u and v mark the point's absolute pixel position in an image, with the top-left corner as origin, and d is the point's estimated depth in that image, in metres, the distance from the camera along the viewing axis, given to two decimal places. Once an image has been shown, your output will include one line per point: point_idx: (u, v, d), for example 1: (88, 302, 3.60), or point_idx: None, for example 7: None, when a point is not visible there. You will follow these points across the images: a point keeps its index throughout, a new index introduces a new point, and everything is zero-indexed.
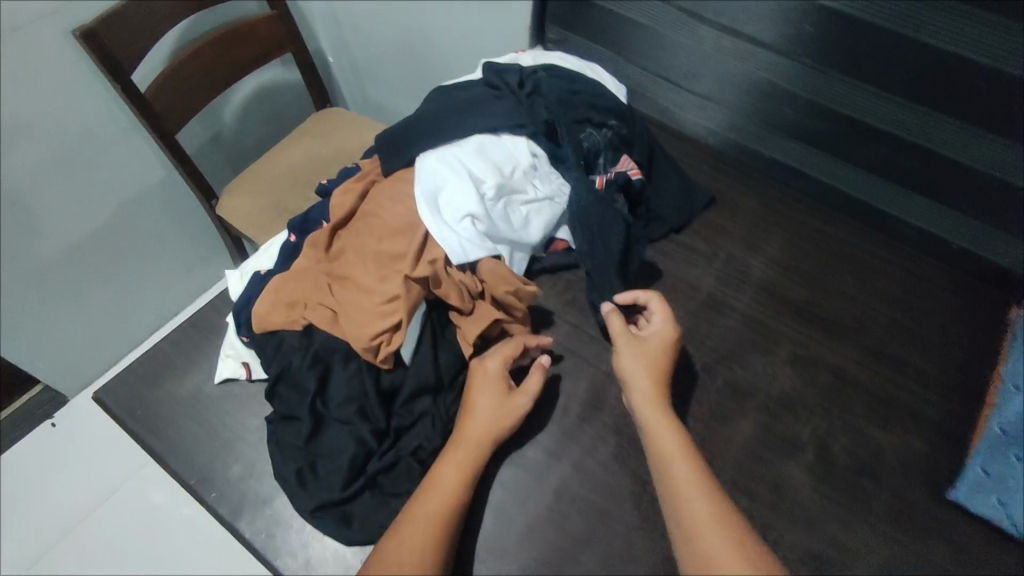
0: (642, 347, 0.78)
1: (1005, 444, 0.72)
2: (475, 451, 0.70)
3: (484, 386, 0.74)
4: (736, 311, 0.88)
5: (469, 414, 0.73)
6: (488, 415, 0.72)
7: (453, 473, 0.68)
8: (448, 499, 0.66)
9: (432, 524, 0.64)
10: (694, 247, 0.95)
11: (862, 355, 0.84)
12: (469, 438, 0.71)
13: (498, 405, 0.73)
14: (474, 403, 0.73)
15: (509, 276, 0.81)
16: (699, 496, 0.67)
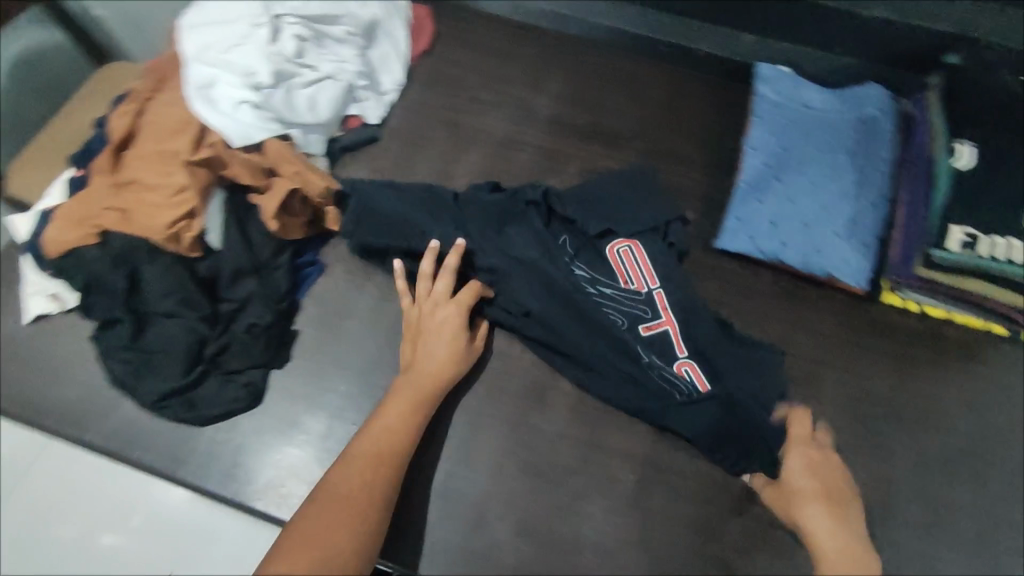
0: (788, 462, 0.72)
1: (746, 193, 0.93)
2: (416, 401, 0.72)
3: (454, 310, 0.77)
4: (529, 145, 1.01)
5: (423, 350, 0.75)
6: (438, 364, 0.75)
7: (402, 410, 0.71)
8: (388, 453, 0.68)
9: (374, 465, 0.66)
10: (484, 100, 1.05)
11: (639, 157, 1.01)
12: (407, 395, 0.72)
13: (451, 351, 0.76)
14: (431, 344, 0.76)
15: (292, 154, 0.83)
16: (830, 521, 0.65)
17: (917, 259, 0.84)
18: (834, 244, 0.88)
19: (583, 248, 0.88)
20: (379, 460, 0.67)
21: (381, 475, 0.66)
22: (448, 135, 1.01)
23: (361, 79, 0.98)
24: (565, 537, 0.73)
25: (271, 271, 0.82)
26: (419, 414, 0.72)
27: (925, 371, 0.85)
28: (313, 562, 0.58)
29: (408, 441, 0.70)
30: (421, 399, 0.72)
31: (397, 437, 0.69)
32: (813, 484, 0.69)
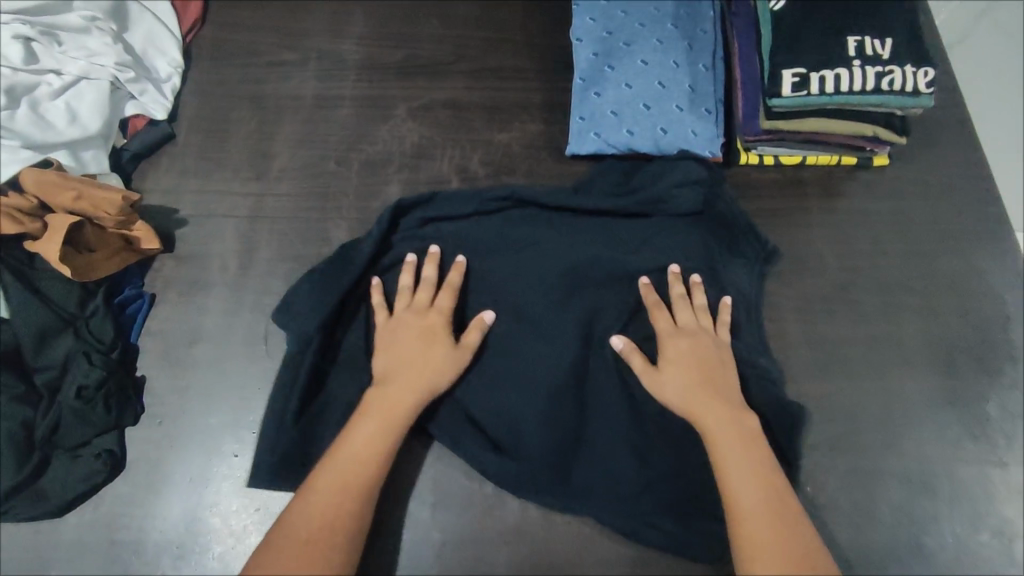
0: (669, 383, 0.68)
1: (584, 89, 0.89)
2: (389, 410, 0.65)
3: (438, 315, 0.71)
4: (347, 98, 0.91)
5: (393, 367, 0.68)
6: (418, 388, 0.66)
7: (370, 426, 0.64)
8: (359, 482, 0.62)
9: (341, 493, 0.61)
10: (283, 61, 0.93)
11: (467, 80, 0.94)
12: (376, 414, 0.65)
13: (429, 355, 0.69)
14: (397, 343, 0.69)
15: (65, 182, 0.69)
16: (779, 529, 0.60)
17: (761, 112, 0.83)
18: (680, 118, 0.85)
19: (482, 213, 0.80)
20: (342, 493, 0.61)
21: (346, 511, 0.60)
22: (253, 110, 0.89)
23: (127, 69, 0.82)
24: (488, 494, 0.70)
25: (87, 319, 0.70)
26: (392, 430, 0.64)
27: (791, 221, 0.86)
28: None
29: (382, 470, 0.63)
30: (393, 420, 0.65)
31: (361, 472, 0.62)
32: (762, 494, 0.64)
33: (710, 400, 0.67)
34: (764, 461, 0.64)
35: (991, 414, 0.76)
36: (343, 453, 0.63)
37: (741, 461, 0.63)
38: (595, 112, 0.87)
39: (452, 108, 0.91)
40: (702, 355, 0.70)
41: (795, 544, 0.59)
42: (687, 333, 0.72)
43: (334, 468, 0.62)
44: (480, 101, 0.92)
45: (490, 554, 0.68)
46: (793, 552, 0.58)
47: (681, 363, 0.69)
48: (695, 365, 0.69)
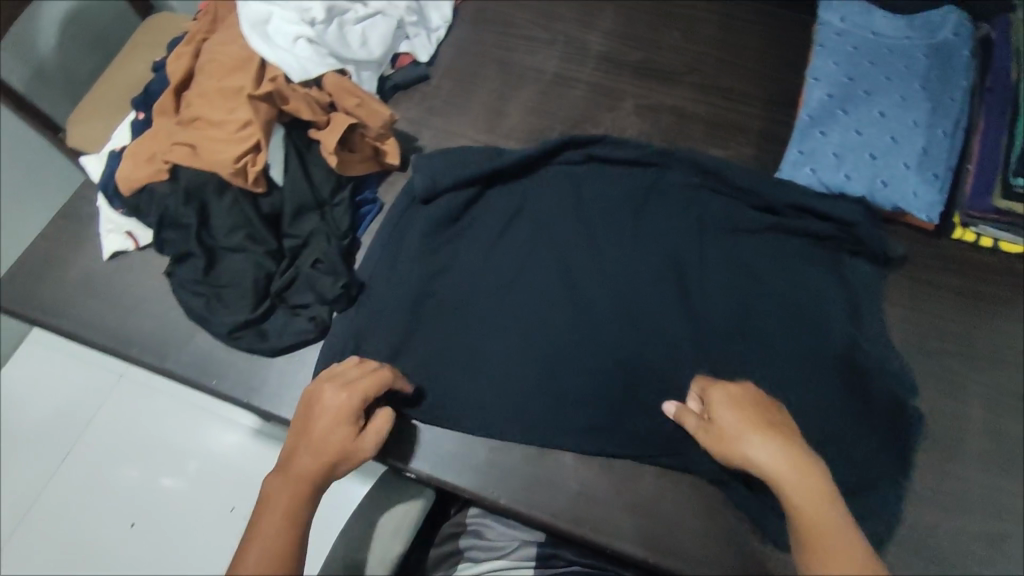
0: (722, 436, 0.63)
1: (810, 126, 0.90)
2: (296, 491, 0.61)
3: (342, 406, 0.65)
4: (581, 82, 0.99)
5: (300, 447, 0.63)
6: (314, 465, 0.62)
7: (278, 513, 0.59)
8: (274, 572, 0.56)
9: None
10: (533, 37, 1.02)
11: (695, 93, 0.98)
12: (280, 497, 0.60)
13: (323, 435, 0.64)
14: (299, 441, 0.64)
15: (353, 90, 0.82)
16: (812, 522, 0.56)
17: (995, 188, 0.82)
18: (905, 175, 0.85)
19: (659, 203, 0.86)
20: (276, 564, 0.56)
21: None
22: (498, 72, 0.99)
23: (412, 15, 0.96)
24: (629, 464, 0.73)
25: (333, 207, 0.83)
26: (293, 519, 0.59)
27: (996, 306, 0.83)
28: None
29: (297, 555, 0.58)
30: (299, 499, 0.60)
31: (285, 545, 0.58)
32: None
33: (773, 447, 0.60)
34: (792, 448, 0.60)
35: None
36: (251, 540, 0.58)
37: (771, 457, 0.59)
38: (818, 150, 0.89)
39: (674, 114, 0.97)
40: (761, 409, 0.64)
41: (843, 542, 0.54)
42: (739, 386, 0.66)
43: (250, 561, 0.56)
44: (702, 114, 0.97)
45: (620, 518, 0.71)
46: (837, 547, 0.53)
47: (723, 410, 0.64)
48: (747, 412, 0.63)
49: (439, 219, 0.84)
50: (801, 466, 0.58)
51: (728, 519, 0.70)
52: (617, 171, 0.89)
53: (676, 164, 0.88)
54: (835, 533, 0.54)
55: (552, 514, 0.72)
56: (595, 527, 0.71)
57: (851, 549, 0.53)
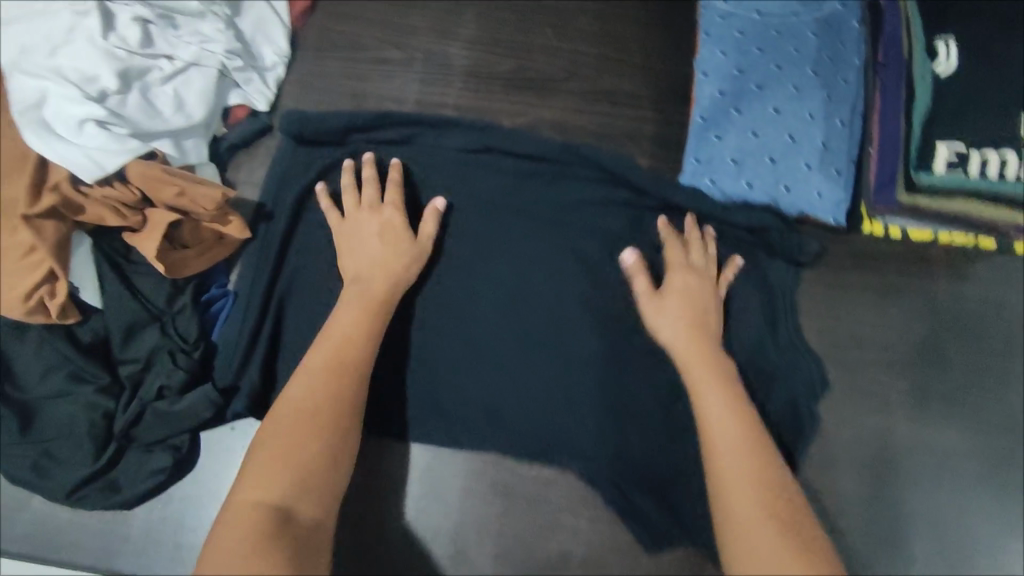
0: (662, 309, 0.71)
1: (705, 129, 0.81)
2: (368, 312, 0.68)
3: (394, 253, 0.72)
4: (448, 108, 0.88)
5: (359, 241, 0.73)
6: (384, 275, 0.70)
7: (351, 313, 0.67)
8: (350, 364, 0.64)
9: (337, 375, 0.63)
10: (387, 59, 0.89)
11: (576, 102, 0.88)
12: (360, 298, 0.69)
13: (391, 243, 0.72)
14: (359, 244, 0.72)
15: (167, 176, 0.67)
16: (698, 351, 0.67)
17: (899, 180, 0.75)
18: (807, 177, 0.78)
19: (552, 242, 0.78)
20: (340, 369, 0.64)
21: (334, 429, 0.60)
22: (352, 108, 0.86)
23: (236, 57, 0.79)
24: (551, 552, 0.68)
25: (174, 316, 0.70)
26: (367, 325, 0.67)
27: (909, 301, 0.79)
28: (292, 474, 0.56)
29: (366, 357, 0.66)
30: (375, 306, 0.68)
31: (351, 352, 0.65)
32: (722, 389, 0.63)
33: (686, 325, 0.69)
34: (703, 305, 0.72)
35: None
36: (327, 337, 0.66)
37: (687, 341, 0.68)
38: (715, 157, 0.80)
39: (556, 131, 0.88)
40: (695, 299, 0.72)
41: (730, 404, 0.62)
42: (681, 266, 0.74)
43: (321, 356, 0.64)
44: (587, 126, 0.88)
45: None
46: (720, 387, 0.64)
47: (677, 283, 0.72)
48: (687, 292, 0.72)
49: (307, 312, 0.75)
50: (709, 311, 0.72)
51: None
52: (496, 219, 0.79)
53: (561, 196, 0.80)
54: (724, 402, 0.62)
55: None
56: None
57: (730, 381, 0.65)
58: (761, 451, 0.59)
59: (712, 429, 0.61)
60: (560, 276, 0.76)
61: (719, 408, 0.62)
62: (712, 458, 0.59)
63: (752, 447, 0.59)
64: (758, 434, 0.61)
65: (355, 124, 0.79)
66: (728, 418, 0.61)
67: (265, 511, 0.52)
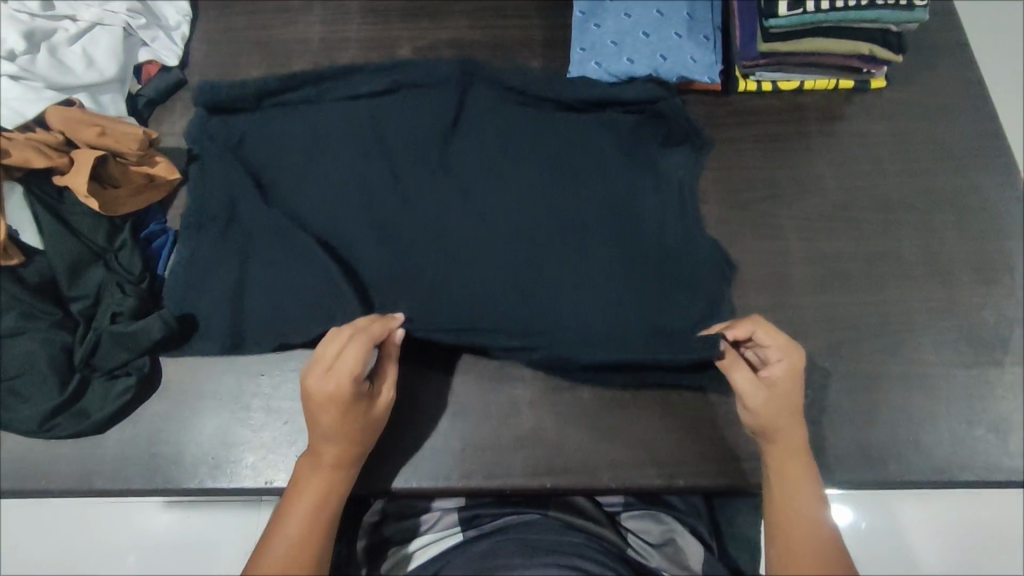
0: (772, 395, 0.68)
1: (585, 21, 0.90)
2: (319, 504, 0.64)
3: (341, 379, 0.64)
4: (351, 42, 0.93)
5: (331, 432, 0.65)
6: (342, 448, 0.65)
7: (302, 507, 0.64)
8: (303, 554, 0.62)
9: (299, 566, 0.61)
10: (287, 6, 0.94)
11: (470, 19, 0.95)
12: (310, 489, 0.65)
13: (352, 429, 0.66)
14: (323, 441, 0.66)
15: (87, 118, 0.73)
16: (789, 434, 0.67)
17: (758, 36, 0.85)
18: (679, 45, 0.87)
19: None
20: (296, 557, 0.62)
21: (319, 544, 0.63)
22: (260, 55, 0.91)
23: (139, 16, 0.85)
24: (503, 403, 0.74)
25: (117, 252, 0.74)
26: (318, 518, 0.64)
27: (788, 144, 0.89)
28: None
29: (317, 550, 0.63)
30: (326, 497, 0.65)
31: (307, 536, 0.63)
32: (802, 499, 0.65)
33: (793, 423, 0.67)
34: (790, 412, 0.67)
35: (988, 319, 0.79)
36: (279, 535, 0.63)
37: (789, 436, 0.67)
38: (597, 43, 0.88)
39: (455, 47, 0.94)
40: (786, 400, 0.68)
41: (824, 537, 0.63)
42: (779, 361, 0.68)
43: (274, 556, 0.61)
44: (482, 40, 0.94)
45: (508, 458, 0.71)
46: (807, 501, 0.65)
47: (790, 390, 0.68)
48: (794, 398, 0.68)
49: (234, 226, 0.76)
50: (797, 426, 0.67)
51: (608, 422, 0.73)
52: (413, 99, 0.81)
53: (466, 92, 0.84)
54: (811, 506, 0.64)
55: (444, 480, 0.71)
56: (486, 475, 0.71)
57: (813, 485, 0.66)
58: (836, 564, 0.61)
59: (797, 564, 0.61)
60: None
61: (801, 525, 0.64)
62: (784, 544, 0.63)
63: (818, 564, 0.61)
64: (831, 558, 0.61)
65: (264, 87, 0.81)
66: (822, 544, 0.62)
67: None
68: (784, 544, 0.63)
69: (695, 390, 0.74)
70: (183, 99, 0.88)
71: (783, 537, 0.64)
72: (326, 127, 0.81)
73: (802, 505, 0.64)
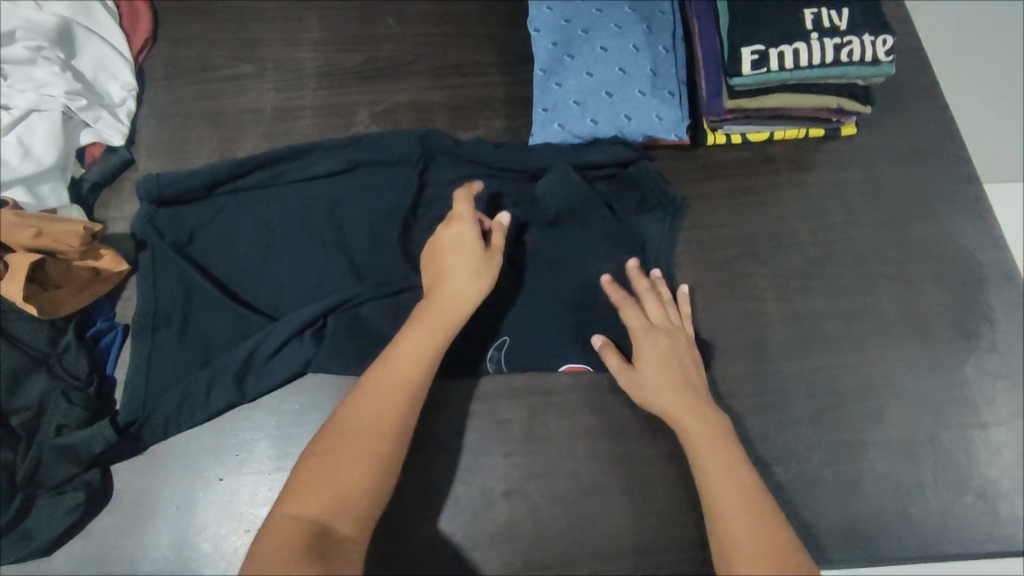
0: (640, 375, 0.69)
1: (546, 79, 0.87)
2: (436, 333, 0.64)
3: (459, 227, 0.70)
4: (306, 108, 0.89)
5: (449, 265, 0.68)
6: (462, 279, 0.67)
7: (410, 334, 0.64)
8: (406, 384, 0.61)
9: (395, 396, 0.61)
10: (239, 74, 0.91)
11: (429, 79, 0.92)
12: (420, 320, 0.65)
13: (472, 267, 0.68)
14: (444, 270, 0.68)
15: (21, 219, 0.68)
16: (673, 393, 0.67)
17: (724, 91, 0.83)
18: (643, 103, 0.84)
19: (426, 213, 0.81)
20: (399, 386, 0.61)
21: (423, 377, 0.63)
22: (211, 127, 0.87)
23: (78, 98, 0.81)
24: (476, 496, 0.70)
25: (60, 356, 0.70)
26: (431, 351, 0.64)
27: (760, 198, 0.86)
28: (327, 504, 0.55)
29: (421, 381, 0.62)
30: (438, 325, 0.65)
31: (412, 367, 0.62)
32: (710, 448, 0.63)
33: (682, 387, 0.68)
34: (675, 364, 0.69)
35: (971, 375, 0.77)
36: (384, 359, 0.63)
37: (669, 394, 0.67)
38: (561, 103, 0.86)
39: (416, 109, 0.90)
40: (666, 357, 0.70)
41: (727, 450, 0.63)
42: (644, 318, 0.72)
43: (373, 378, 0.62)
44: (443, 100, 0.91)
45: (483, 556, 0.68)
46: (726, 453, 0.63)
47: (651, 346, 0.70)
48: (662, 356, 0.70)
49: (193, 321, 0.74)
50: (682, 385, 0.68)
51: (586, 509, 0.70)
52: (372, 184, 0.82)
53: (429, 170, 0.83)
54: (726, 451, 0.63)
55: None
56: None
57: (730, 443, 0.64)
58: (758, 505, 0.60)
59: (725, 519, 0.59)
60: (440, 243, 0.80)
61: (720, 475, 0.62)
62: (714, 502, 0.61)
63: (739, 503, 0.60)
64: (755, 496, 0.60)
65: (218, 177, 0.80)
66: (738, 485, 0.61)
67: (308, 541, 0.52)
68: (711, 501, 0.61)
69: (675, 471, 0.72)
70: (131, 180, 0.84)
71: (707, 488, 0.62)
72: (288, 215, 0.80)
73: (715, 449, 0.63)
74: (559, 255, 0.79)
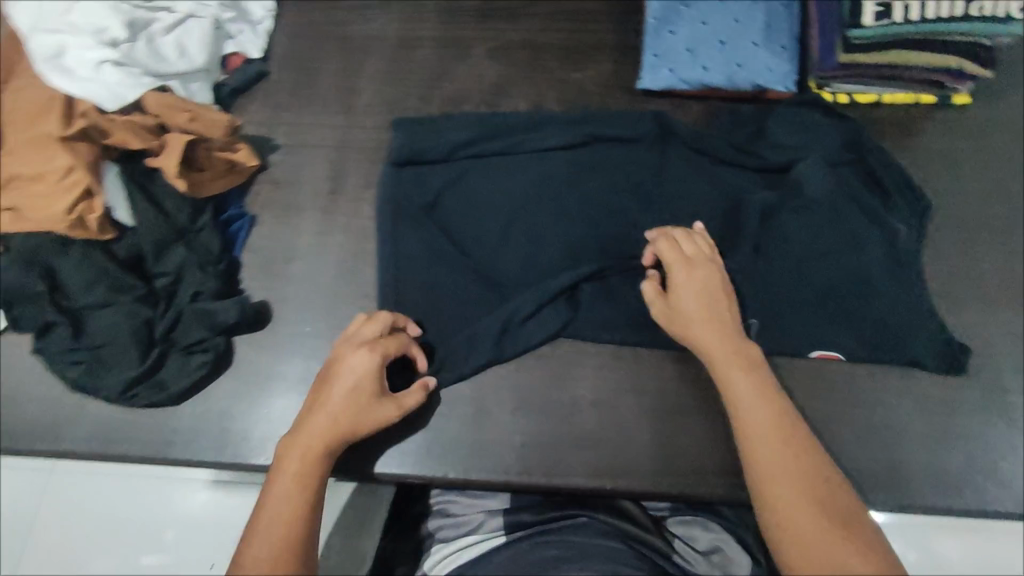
0: (677, 309, 0.68)
1: (659, 27, 0.89)
2: (302, 492, 0.59)
3: (367, 353, 0.66)
4: (426, 40, 0.94)
5: (314, 414, 0.63)
6: (340, 415, 0.63)
7: (293, 474, 0.59)
8: (294, 532, 0.56)
9: (286, 544, 0.55)
10: (365, 3, 0.96)
11: (544, 22, 0.96)
12: (294, 462, 0.60)
13: (354, 404, 0.64)
14: (326, 402, 0.64)
15: (177, 103, 0.77)
16: (742, 370, 0.62)
17: (837, 47, 0.83)
18: (756, 54, 0.86)
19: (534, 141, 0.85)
20: (288, 534, 0.56)
21: (310, 521, 0.57)
22: (338, 50, 0.94)
23: (227, 9, 0.89)
24: (564, 402, 0.74)
25: (198, 232, 0.77)
26: (311, 492, 0.59)
27: None
28: None
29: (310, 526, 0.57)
30: (312, 468, 0.60)
31: (294, 515, 0.57)
32: (795, 465, 0.55)
33: (730, 337, 0.65)
34: (721, 314, 0.67)
35: None
36: (265, 508, 0.57)
37: (715, 335, 0.65)
38: (672, 50, 0.88)
39: (529, 48, 0.94)
40: (715, 290, 0.68)
41: (800, 453, 0.56)
42: (698, 260, 0.70)
43: (265, 528, 0.56)
44: (556, 43, 0.94)
45: (568, 457, 0.71)
46: (804, 459, 0.56)
47: (699, 280, 0.68)
48: (707, 298, 0.67)
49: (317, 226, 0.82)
50: (732, 335, 0.65)
51: (671, 426, 0.72)
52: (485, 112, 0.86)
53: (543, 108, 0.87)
54: (809, 452, 0.57)
55: (503, 474, 0.71)
56: (547, 472, 0.71)
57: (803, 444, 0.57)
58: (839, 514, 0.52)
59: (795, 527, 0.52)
60: (547, 169, 0.83)
61: (785, 466, 0.55)
62: (779, 500, 0.54)
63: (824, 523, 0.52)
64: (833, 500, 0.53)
65: None
66: (821, 503, 0.53)
67: None
68: (766, 491, 0.55)
69: None
70: (263, 91, 0.91)
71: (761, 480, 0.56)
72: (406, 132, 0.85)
73: (786, 455, 0.56)
74: (660, 191, 0.82)
